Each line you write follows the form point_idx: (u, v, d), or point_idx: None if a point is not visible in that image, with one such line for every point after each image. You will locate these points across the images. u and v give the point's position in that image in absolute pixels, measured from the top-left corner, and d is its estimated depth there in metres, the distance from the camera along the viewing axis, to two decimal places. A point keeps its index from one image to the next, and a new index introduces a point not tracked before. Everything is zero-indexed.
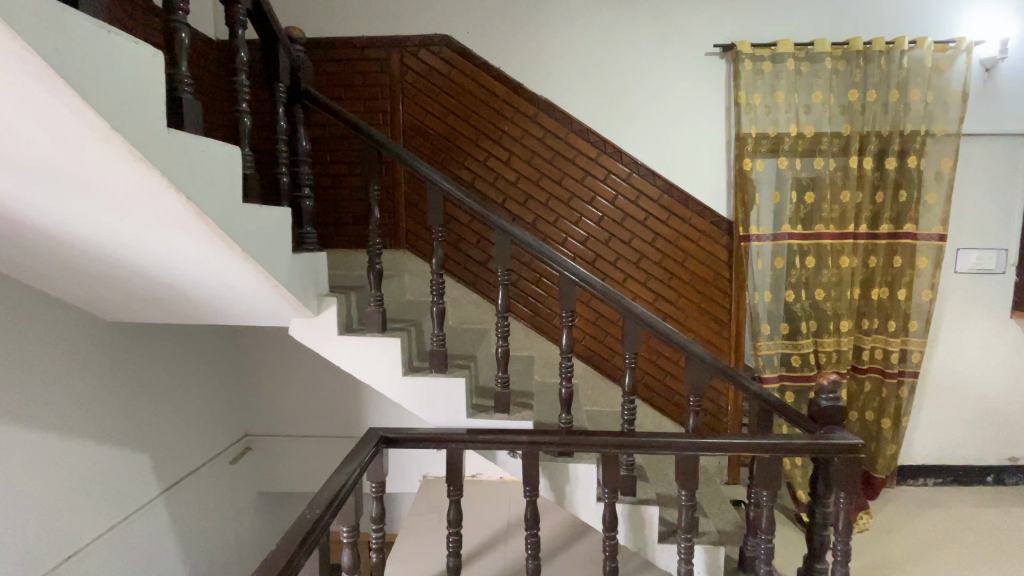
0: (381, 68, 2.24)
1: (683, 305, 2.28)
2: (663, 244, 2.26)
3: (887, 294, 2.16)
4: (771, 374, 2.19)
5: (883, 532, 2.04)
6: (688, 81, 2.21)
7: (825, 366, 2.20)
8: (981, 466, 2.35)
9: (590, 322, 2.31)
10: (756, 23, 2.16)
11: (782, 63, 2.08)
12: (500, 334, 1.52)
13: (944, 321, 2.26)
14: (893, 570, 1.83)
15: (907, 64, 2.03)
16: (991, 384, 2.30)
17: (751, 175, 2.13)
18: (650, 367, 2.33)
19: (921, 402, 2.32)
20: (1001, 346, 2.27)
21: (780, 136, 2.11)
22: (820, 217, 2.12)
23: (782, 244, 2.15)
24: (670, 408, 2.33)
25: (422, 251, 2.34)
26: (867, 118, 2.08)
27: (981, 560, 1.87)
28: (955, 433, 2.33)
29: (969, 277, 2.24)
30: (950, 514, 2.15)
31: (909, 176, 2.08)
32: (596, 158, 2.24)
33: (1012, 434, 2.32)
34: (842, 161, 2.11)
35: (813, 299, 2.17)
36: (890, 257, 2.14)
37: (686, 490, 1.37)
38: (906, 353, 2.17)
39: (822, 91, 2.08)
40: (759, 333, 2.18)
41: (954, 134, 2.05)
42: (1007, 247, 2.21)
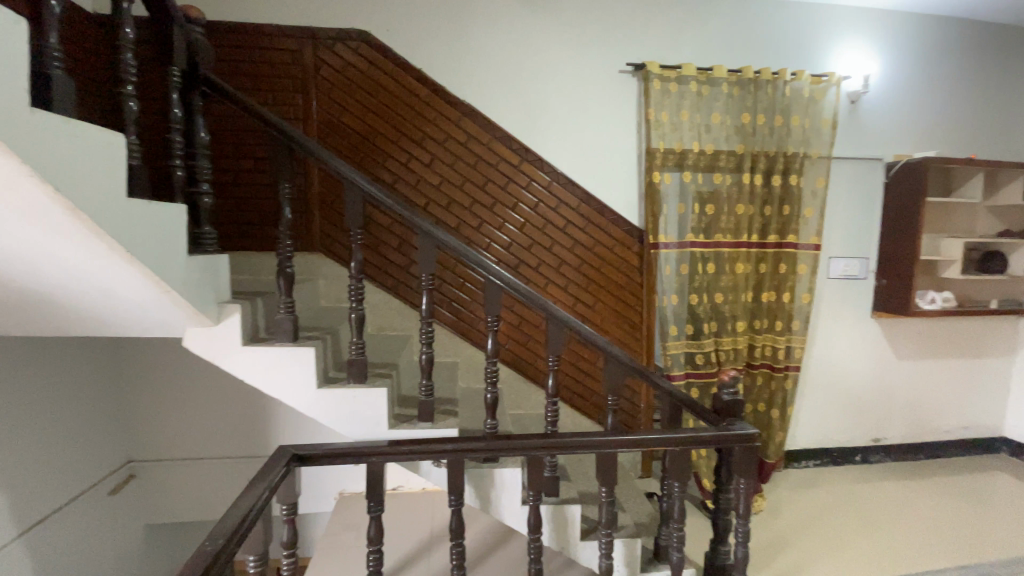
0: (293, 60, 2.11)
1: (600, 309, 2.38)
2: (582, 250, 2.34)
3: (774, 298, 2.41)
4: (679, 372, 2.35)
5: (775, 512, 2.26)
6: (604, 96, 2.33)
7: (725, 363, 2.40)
8: (851, 447, 2.69)
9: (514, 326, 2.33)
10: (664, 46, 2.33)
11: (685, 84, 2.26)
12: (423, 340, 1.48)
13: (821, 320, 2.57)
14: (783, 545, 2.03)
15: (788, 93, 2.30)
16: (856, 375, 2.65)
17: (659, 187, 2.28)
18: (571, 369, 2.41)
19: (803, 393, 2.62)
20: (864, 342, 2.63)
21: (684, 151, 2.28)
22: (718, 227, 2.32)
23: (686, 251, 2.32)
24: (589, 408, 2.42)
25: (337, 254, 2.23)
26: (757, 139, 2.31)
27: (852, 528, 2.14)
28: (830, 420, 2.66)
29: (839, 282, 2.57)
30: (827, 491, 2.44)
31: (791, 192, 2.34)
32: (518, 164, 2.27)
33: (873, 417, 2.70)
34: (736, 177, 2.32)
35: (713, 303, 2.36)
36: (777, 264, 2.40)
37: (606, 487, 1.42)
38: (790, 349, 2.43)
39: (719, 112, 2.28)
40: (668, 334, 2.33)
41: (825, 157, 2.34)
42: (868, 256, 2.57)
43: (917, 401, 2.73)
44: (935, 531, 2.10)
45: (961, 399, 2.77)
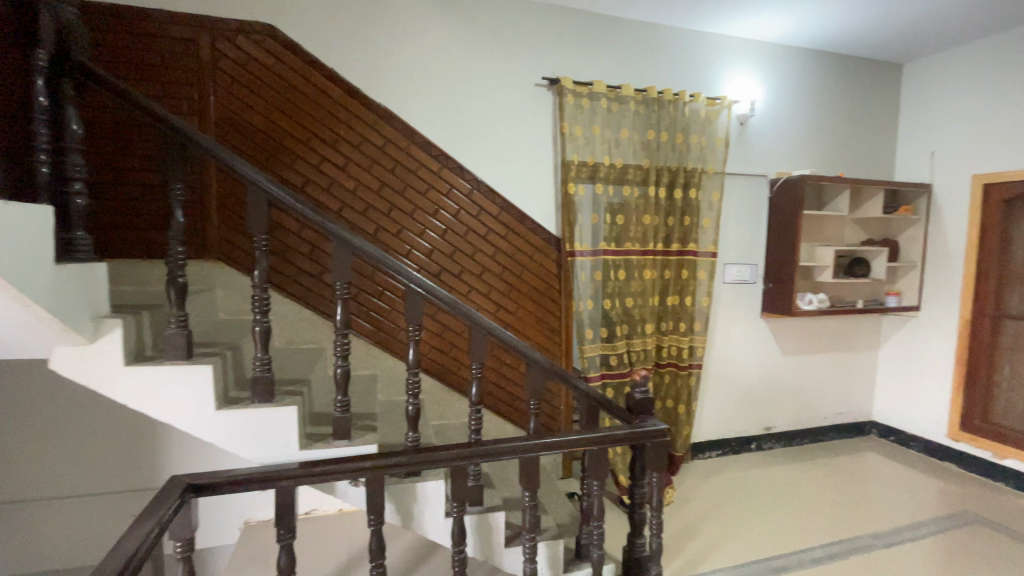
0: (187, 51, 1.93)
1: (522, 315, 2.42)
2: (503, 257, 2.37)
3: (679, 301, 2.60)
4: (594, 374, 2.46)
5: (684, 502, 2.43)
6: (521, 106, 2.37)
7: (637, 363, 2.54)
8: (746, 436, 2.97)
9: (436, 334, 2.29)
10: (578, 61, 2.42)
11: (596, 101, 2.38)
12: (339, 353, 1.40)
13: (719, 321, 2.82)
14: (691, 532, 2.18)
15: (687, 113, 2.51)
16: (749, 370, 2.93)
17: (574, 197, 2.38)
18: (495, 376, 2.41)
19: (705, 388, 2.85)
20: (755, 340, 2.92)
21: (597, 164, 2.40)
22: (629, 236, 2.46)
23: (599, 259, 2.44)
24: (512, 413, 2.44)
25: (240, 262, 2.05)
26: (661, 154, 2.49)
27: (748, 510, 2.35)
28: (729, 412, 2.92)
29: (733, 286, 2.83)
30: (727, 478, 2.67)
31: (691, 204, 2.55)
32: (437, 171, 2.24)
33: (764, 408, 3.00)
34: (643, 190, 2.48)
35: (625, 307, 2.49)
36: (680, 271, 2.59)
37: (529, 491, 1.44)
38: (693, 348, 2.64)
39: (627, 129, 2.43)
40: (584, 338, 2.43)
41: (719, 172, 2.58)
42: (756, 263, 2.86)
43: (800, 391, 3.07)
44: (817, 505, 2.38)
45: (834, 387, 3.16)
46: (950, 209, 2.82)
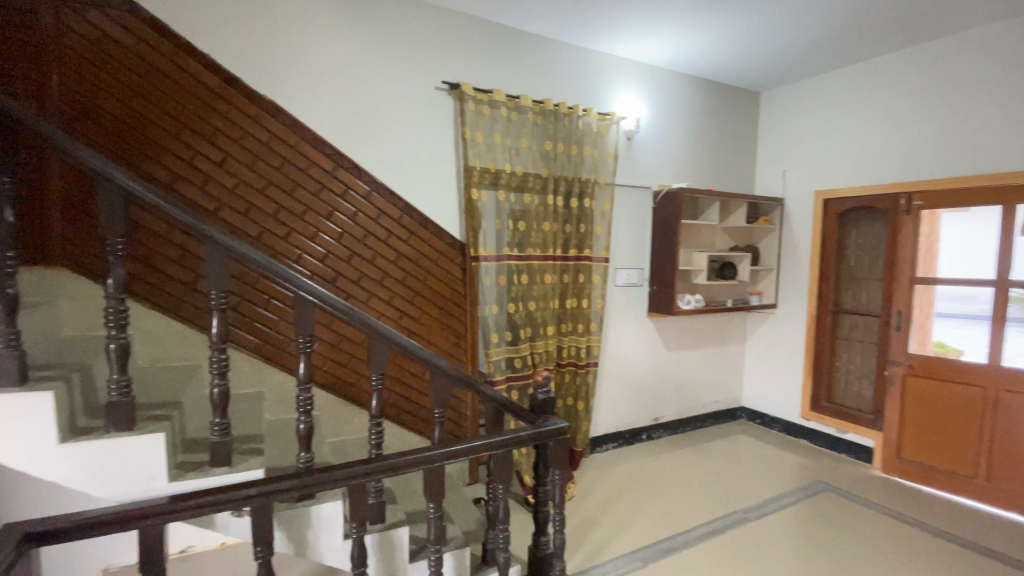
0: (21, 22, 1.64)
1: (425, 321, 2.36)
2: (405, 262, 2.29)
3: (577, 304, 2.73)
4: (500, 377, 2.47)
5: (584, 495, 2.55)
6: (421, 109, 2.33)
7: (539, 365, 2.61)
8: (638, 428, 3.20)
9: (331, 345, 2.14)
10: (477, 69, 2.45)
11: (497, 109, 2.43)
12: (215, 371, 1.25)
13: (612, 322, 3.01)
14: (592, 523, 2.29)
15: (581, 127, 2.66)
16: (639, 366, 3.17)
17: (477, 203, 2.39)
18: (397, 386, 2.32)
19: (602, 385, 3.02)
20: (644, 338, 3.17)
21: (498, 171, 2.44)
22: (530, 242, 2.53)
23: (503, 264, 2.48)
24: (416, 423, 2.38)
25: (90, 269, 1.75)
26: (558, 164, 2.60)
27: (641, 497, 2.53)
28: (623, 406, 3.12)
29: (623, 289, 3.04)
30: (623, 469, 2.85)
31: (586, 212, 2.69)
32: (331, 171, 2.11)
33: (653, 400, 3.26)
34: (542, 197, 2.57)
35: (528, 311, 2.55)
36: (577, 275, 2.72)
37: (434, 502, 1.39)
38: (590, 348, 2.78)
39: (527, 137, 2.50)
40: (490, 342, 2.45)
41: (610, 183, 2.77)
42: (642, 267, 3.10)
43: (683, 383, 3.39)
44: (698, 487, 2.63)
45: (711, 377, 3.54)
46: (797, 221, 3.30)
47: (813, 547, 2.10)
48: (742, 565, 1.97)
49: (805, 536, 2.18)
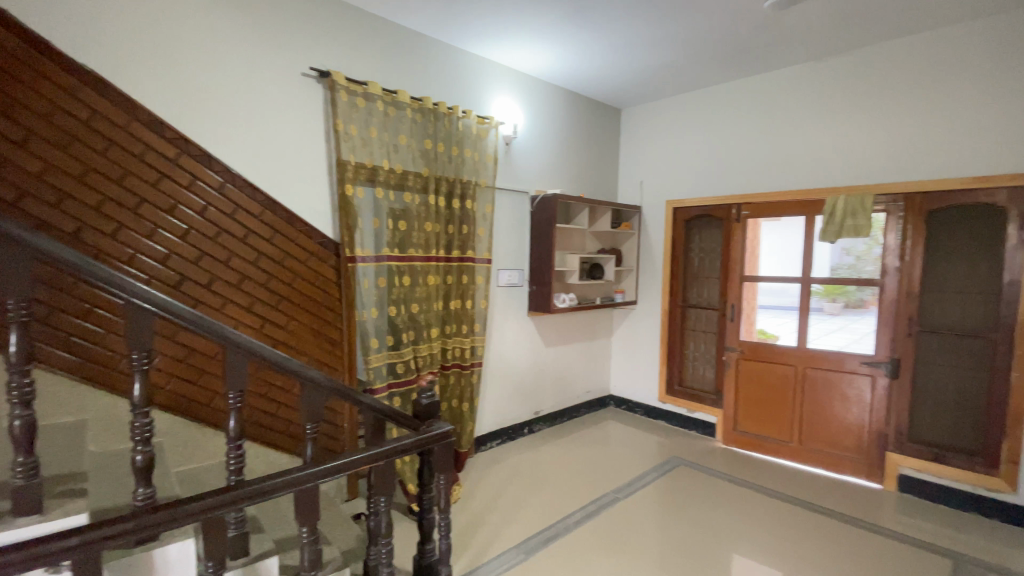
0: None
1: (294, 328, 2.15)
2: (269, 263, 2.07)
3: (460, 305, 2.72)
4: (381, 385, 2.36)
5: (469, 496, 2.55)
6: (287, 96, 2.13)
7: (422, 369, 2.55)
8: (521, 423, 3.31)
9: (177, 360, 1.84)
10: (350, 59, 2.31)
11: (373, 103, 2.32)
12: (14, 401, 1.00)
13: (495, 322, 3.06)
14: (477, 523, 2.30)
15: (461, 128, 2.66)
16: (521, 364, 3.27)
17: (352, 200, 2.25)
18: (261, 401, 2.08)
19: (486, 385, 3.06)
20: (525, 337, 3.28)
21: (375, 167, 2.33)
22: (411, 242, 2.46)
23: (382, 265, 2.37)
24: (285, 441, 2.16)
25: None
26: (439, 164, 2.57)
27: (525, 491, 2.60)
28: (506, 404, 3.19)
29: (505, 289, 3.11)
30: (508, 465, 2.91)
31: (468, 214, 2.70)
32: (174, 158, 1.82)
33: (534, 396, 3.39)
34: (423, 197, 2.52)
35: (409, 314, 2.48)
36: (460, 276, 2.71)
37: (307, 526, 1.27)
38: (474, 349, 2.80)
39: (405, 134, 2.44)
40: (370, 348, 2.32)
41: (491, 186, 2.81)
42: (523, 268, 3.21)
43: (561, 377, 3.59)
44: (576, 475, 2.79)
45: (585, 371, 3.80)
46: (654, 226, 3.69)
47: (676, 519, 2.34)
48: (613, 543, 2.14)
49: (666, 509, 2.44)
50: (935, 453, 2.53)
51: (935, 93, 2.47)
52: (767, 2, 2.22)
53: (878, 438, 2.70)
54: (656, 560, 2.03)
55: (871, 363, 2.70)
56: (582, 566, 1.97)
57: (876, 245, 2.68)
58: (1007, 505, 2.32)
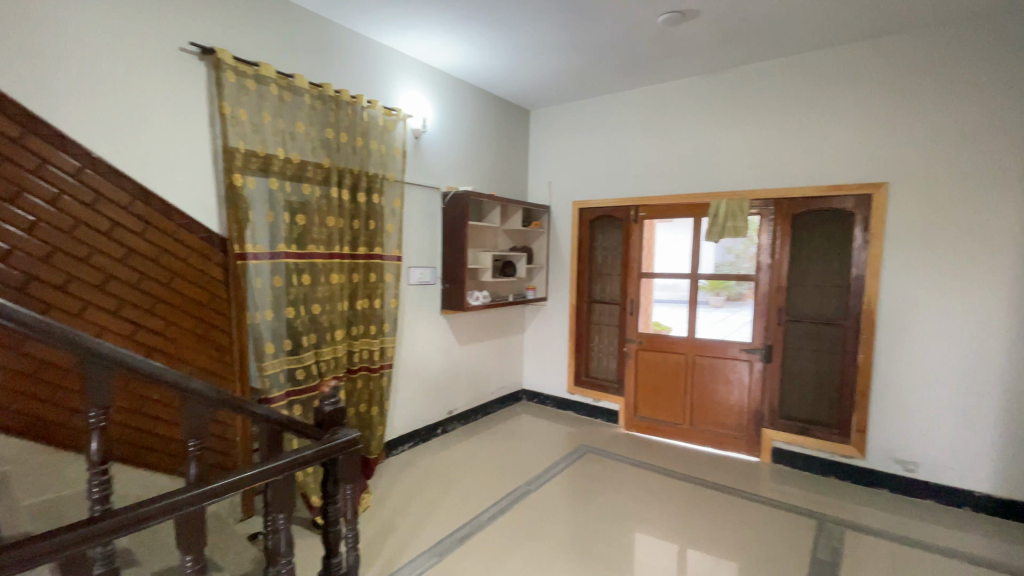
0: None
1: (173, 335, 1.92)
2: (141, 262, 1.81)
3: (367, 304, 2.60)
4: (278, 393, 2.18)
5: (379, 503, 2.45)
6: (161, 72, 1.88)
7: (326, 373, 2.40)
8: (433, 424, 3.26)
9: (23, 375, 1.54)
10: (238, 36, 2.10)
11: (265, 86, 2.13)
12: None
13: (406, 321, 2.97)
14: (388, 530, 2.21)
15: (366, 119, 2.54)
16: (433, 363, 3.21)
17: (242, 191, 2.05)
18: (132, 418, 1.83)
19: (396, 386, 2.96)
20: (437, 335, 3.22)
21: (269, 156, 2.14)
22: (312, 238, 2.30)
23: (279, 262, 2.19)
24: (164, 461, 1.93)
25: None
26: (342, 155, 2.43)
27: (439, 492, 2.56)
28: (418, 405, 3.12)
29: (416, 287, 3.03)
30: (420, 467, 2.85)
31: (375, 209, 2.59)
32: (17, 138, 1.54)
33: (447, 395, 3.35)
34: (325, 190, 2.36)
35: (310, 314, 2.32)
36: (367, 274, 2.60)
37: (191, 554, 1.12)
38: (383, 350, 2.69)
39: (304, 122, 2.27)
40: (264, 353, 2.13)
41: (399, 181, 2.72)
42: (434, 265, 3.15)
43: (474, 375, 3.59)
44: (489, 472, 2.80)
45: (498, 367, 3.84)
46: (561, 225, 3.82)
47: (584, 506, 2.45)
48: (524, 534, 2.19)
49: (576, 497, 2.54)
50: (800, 427, 2.91)
51: (796, 112, 2.83)
52: (660, 17, 2.39)
53: (755, 415, 3.05)
54: (566, 547, 2.10)
55: (749, 349, 3.05)
56: (496, 562, 1.99)
57: (751, 244, 3.02)
58: (853, 467, 2.74)
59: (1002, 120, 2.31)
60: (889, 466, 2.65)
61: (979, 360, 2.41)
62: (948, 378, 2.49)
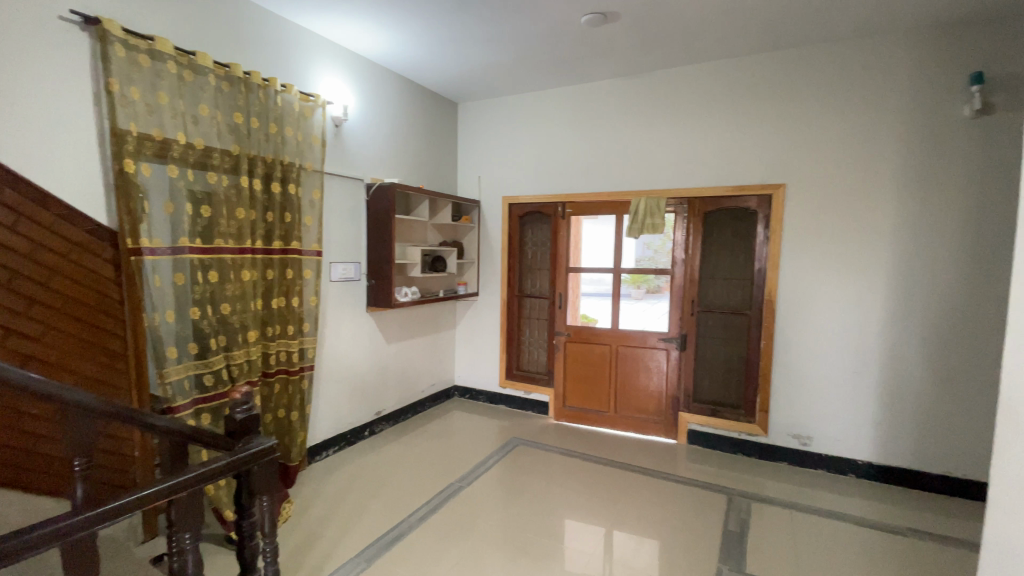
0: None
1: (52, 341, 1.70)
2: (11, 257, 1.58)
3: (285, 303, 2.44)
4: (184, 402, 1.99)
5: (302, 513, 2.32)
6: (32, 39, 1.63)
7: (238, 378, 2.22)
8: (360, 425, 3.14)
9: None
10: (128, 4, 1.87)
11: (162, 62, 1.91)
12: None
13: (328, 319, 2.83)
14: (313, 540, 2.10)
15: (280, 104, 2.38)
16: (359, 362, 3.10)
17: (135, 179, 1.84)
18: (5, 435, 1.59)
19: (319, 388, 2.81)
20: (363, 333, 3.11)
21: (167, 141, 1.94)
22: (219, 232, 2.11)
23: (182, 259, 1.99)
24: (48, 481, 1.69)
25: None
26: (252, 142, 2.26)
27: (368, 496, 2.48)
28: (343, 406, 2.99)
29: (339, 284, 2.90)
30: (346, 472, 2.74)
31: (291, 200, 2.43)
32: None
33: (374, 395, 3.24)
34: (233, 179, 2.18)
35: (219, 315, 2.13)
36: (283, 270, 2.44)
37: None
38: (303, 351, 2.54)
39: (208, 105, 2.07)
40: (165, 359, 1.93)
41: (318, 171, 2.57)
42: (359, 261, 3.03)
43: (404, 373, 3.50)
44: (420, 472, 2.75)
45: (428, 364, 3.78)
46: (490, 220, 3.83)
47: (515, 498, 2.49)
48: (456, 532, 2.18)
49: (508, 490, 2.58)
50: (711, 409, 3.15)
51: (707, 116, 3.04)
52: (583, 18, 2.47)
53: (672, 400, 3.27)
54: (499, 541, 2.12)
55: (666, 339, 3.25)
56: (428, 562, 1.96)
57: (668, 240, 3.21)
58: (757, 443, 3.02)
59: (876, 131, 2.64)
60: (788, 441, 2.94)
61: (858, 344, 2.75)
62: (834, 360, 2.81)
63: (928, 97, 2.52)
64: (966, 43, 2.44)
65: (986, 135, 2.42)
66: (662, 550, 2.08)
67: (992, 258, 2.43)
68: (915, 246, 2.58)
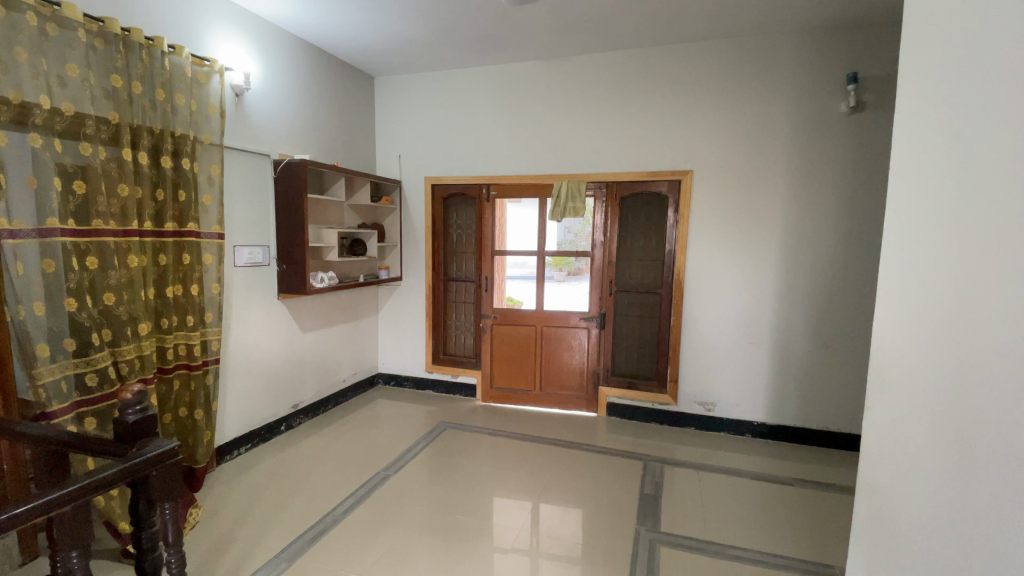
0: None
1: None
2: None
3: (181, 291, 2.23)
4: (63, 406, 1.75)
5: (212, 516, 2.16)
6: None
7: (129, 375, 1.99)
8: (275, 419, 2.97)
9: None
10: None
11: (18, 13, 1.62)
12: None
13: (234, 308, 2.62)
14: (227, 543, 1.97)
15: (167, 67, 2.11)
16: (272, 353, 2.90)
17: None
18: None
19: (226, 383, 2.61)
20: (276, 322, 2.91)
21: (27, 106, 1.65)
22: (97, 211, 1.85)
23: (53, 243, 1.73)
24: None
25: None
26: (133, 110, 1.99)
27: (287, 493, 2.36)
28: (254, 401, 2.80)
29: (246, 270, 2.68)
30: (262, 469, 2.59)
31: (185, 177, 2.20)
32: None
33: (290, 386, 3.07)
34: (113, 152, 1.93)
35: (102, 306, 1.89)
36: (178, 255, 2.21)
37: None
38: (206, 343, 2.33)
39: (79, 65, 1.79)
40: (36, 358, 1.69)
41: (217, 144, 2.34)
42: (268, 245, 2.82)
43: (322, 362, 3.35)
44: (343, 464, 2.67)
45: (349, 352, 3.63)
46: (413, 201, 3.72)
47: (442, 480, 2.51)
48: (384, 520, 2.15)
49: (435, 474, 2.57)
50: (629, 382, 3.35)
51: (624, 104, 3.16)
52: None
53: (593, 376, 3.44)
54: (427, 525, 2.12)
55: (587, 318, 3.39)
56: (357, 554, 1.92)
57: (587, 224, 3.33)
58: (668, 412, 3.27)
59: (769, 124, 2.89)
60: (694, 407, 3.22)
61: (754, 318, 3.05)
62: (733, 333, 3.10)
63: (812, 94, 2.81)
64: (843, 47, 2.74)
65: (857, 130, 2.75)
66: (585, 518, 2.20)
67: (861, 240, 2.80)
68: (800, 229, 2.90)
